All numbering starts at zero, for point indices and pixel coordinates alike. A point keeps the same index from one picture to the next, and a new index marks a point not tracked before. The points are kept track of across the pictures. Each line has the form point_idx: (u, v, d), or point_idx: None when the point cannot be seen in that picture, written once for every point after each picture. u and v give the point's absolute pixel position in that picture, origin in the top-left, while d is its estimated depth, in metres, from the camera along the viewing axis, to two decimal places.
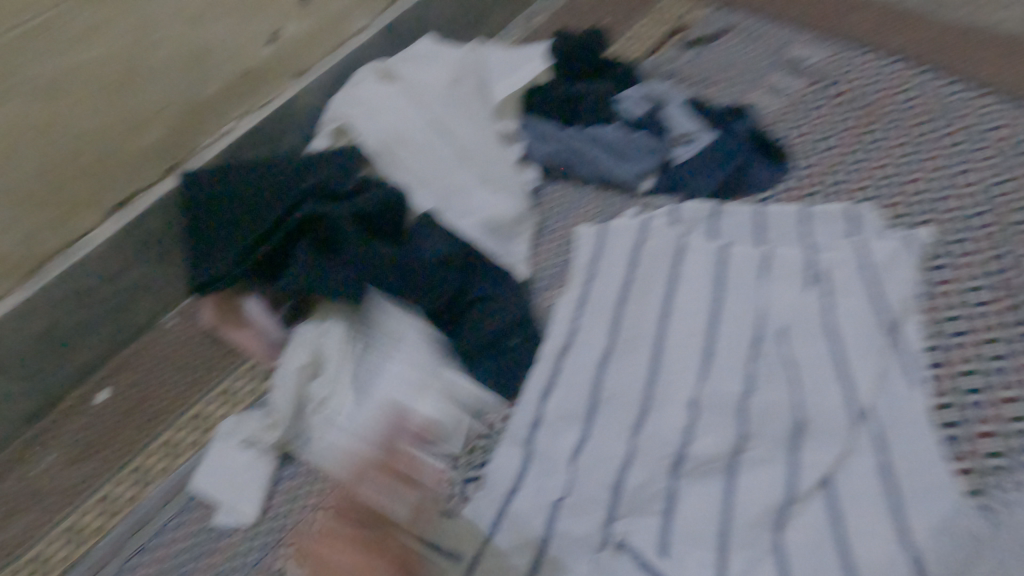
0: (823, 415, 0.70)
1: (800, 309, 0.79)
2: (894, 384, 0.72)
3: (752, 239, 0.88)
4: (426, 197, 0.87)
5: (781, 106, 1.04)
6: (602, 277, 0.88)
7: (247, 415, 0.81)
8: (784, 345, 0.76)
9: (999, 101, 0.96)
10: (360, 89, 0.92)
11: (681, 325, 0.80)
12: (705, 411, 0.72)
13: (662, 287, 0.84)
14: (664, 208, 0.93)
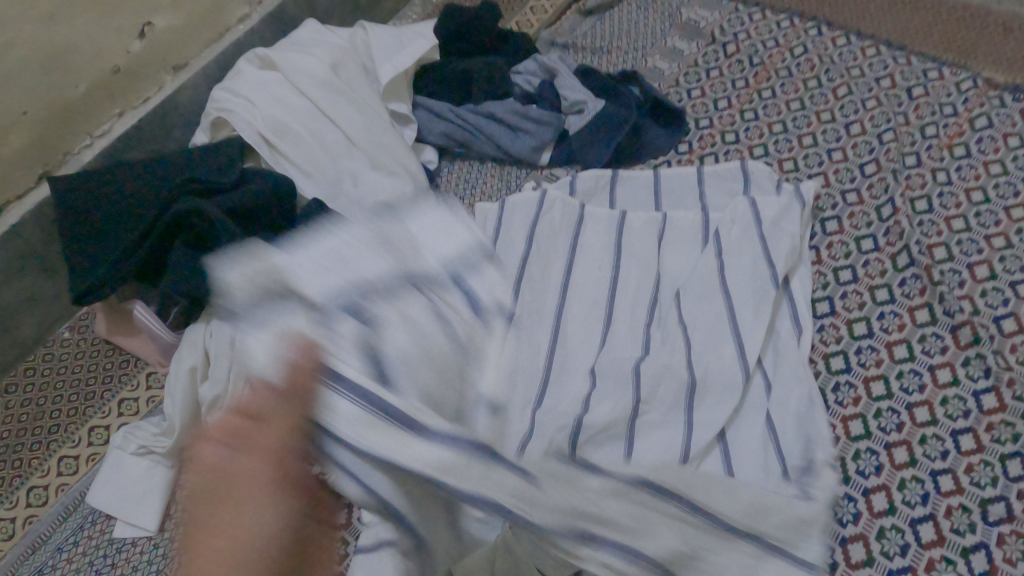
0: (717, 374, 0.70)
1: (696, 269, 0.78)
2: (779, 335, 0.75)
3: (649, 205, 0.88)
4: (313, 186, 0.85)
5: (678, 68, 1.04)
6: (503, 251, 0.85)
7: (141, 424, 0.78)
8: (681, 308, 0.76)
9: (881, 55, 1.00)
10: (239, 78, 0.89)
11: (584, 294, 0.79)
12: (602, 379, 0.69)
13: (562, 258, 0.82)
14: (563, 180, 0.92)
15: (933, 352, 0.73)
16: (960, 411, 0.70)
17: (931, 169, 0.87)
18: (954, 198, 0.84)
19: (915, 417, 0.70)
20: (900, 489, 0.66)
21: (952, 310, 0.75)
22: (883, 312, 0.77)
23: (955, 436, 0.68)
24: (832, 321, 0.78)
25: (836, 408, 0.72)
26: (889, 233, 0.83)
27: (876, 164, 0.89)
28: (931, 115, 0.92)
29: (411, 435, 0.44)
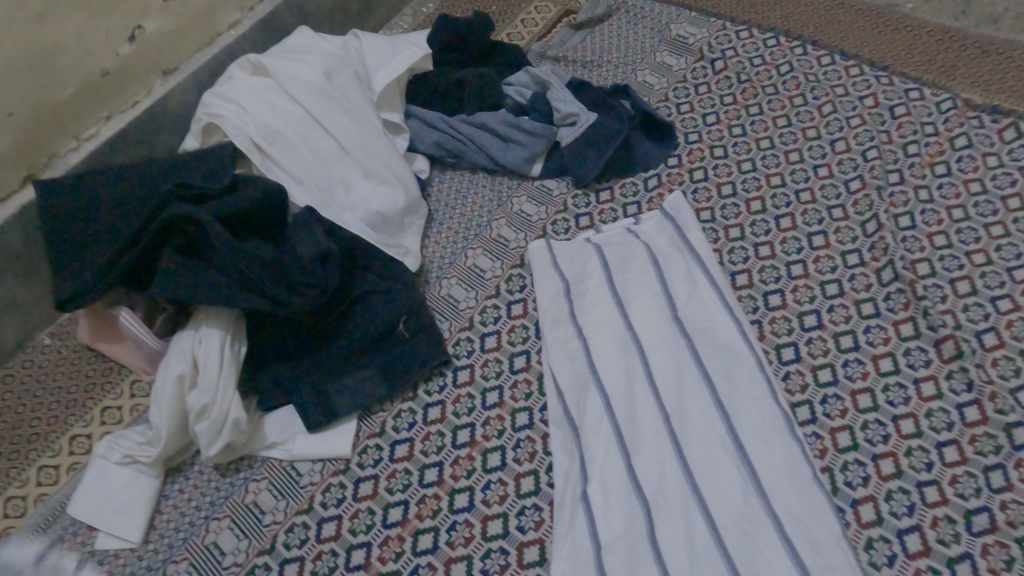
0: (734, 463, 0.68)
1: (688, 304, 0.79)
2: (740, 371, 0.74)
3: (629, 220, 0.90)
4: (304, 194, 0.84)
5: (667, 83, 1.05)
6: (597, 299, 0.81)
7: (125, 433, 0.76)
8: (706, 370, 0.74)
9: (865, 74, 1.02)
10: (231, 85, 0.87)
11: (661, 356, 0.75)
12: (597, 437, 0.72)
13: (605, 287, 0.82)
14: (581, 219, 0.92)
15: (917, 366, 0.75)
16: (945, 423, 0.71)
17: (913, 187, 0.89)
18: (936, 215, 0.86)
19: (901, 429, 0.71)
20: (887, 500, 0.68)
21: (936, 324, 0.77)
22: (868, 326, 0.79)
23: (940, 448, 0.70)
24: (820, 334, 0.79)
25: (824, 420, 0.73)
26: (873, 248, 0.84)
27: (860, 181, 0.91)
28: (913, 134, 0.94)
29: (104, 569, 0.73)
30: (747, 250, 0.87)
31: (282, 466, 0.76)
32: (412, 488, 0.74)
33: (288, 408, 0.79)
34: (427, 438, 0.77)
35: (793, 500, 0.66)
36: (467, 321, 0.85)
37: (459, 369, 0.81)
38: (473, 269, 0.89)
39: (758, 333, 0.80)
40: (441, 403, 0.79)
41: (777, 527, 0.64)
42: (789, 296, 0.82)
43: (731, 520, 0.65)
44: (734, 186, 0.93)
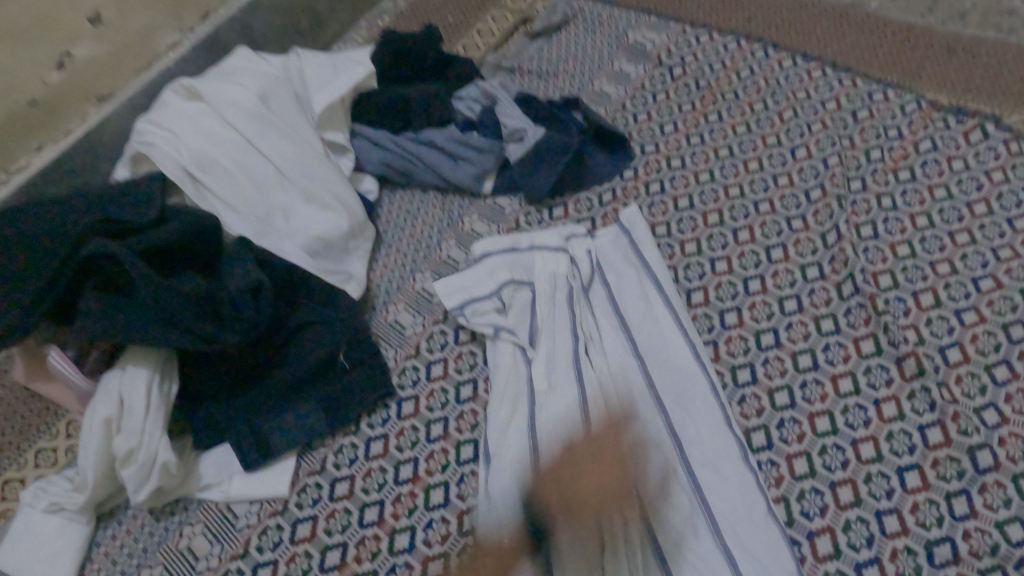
0: (686, 498, 0.65)
1: (642, 328, 0.76)
2: (692, 398, 0.71)
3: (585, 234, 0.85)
4: (240, 223, 0.81)
5: (624, 92, 1.02)
6: (551, 317, 0.77)
7: (54, 479, 0.73)
8: (659, 399, 0.71)
9: (827, 77, 0.99)
10: (164, 111, 0.84)
11: (612, 382, 0.72)
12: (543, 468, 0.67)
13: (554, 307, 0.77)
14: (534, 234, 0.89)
15: (878, 385, 0.72)
16: (907, 447, 0.67)
17: (876, 194, 0.86)
18: (899, 224, 0.83)
19: (861, 453, 0.68)
20: (845, 531, 0.64)
21: (898, 341, 0.74)
22: (827, 343, 0.75)
23: (901, 473, 0.66)
24: (777, 353, 0.76)
25: (780, 445, 0.70)
26: (834, 261, 0.81)
27: (822, 190, 0.87)
28: (876, 139, 0.91)
29: None
30: (704, 265, 0.83)
31: (217, 509, 0.73)
32: (351, 529, 0.70)
33: (225, 447, 0.76)
34: (368, 475, 0.74)
35: (748, 536, 0.63)
36: (413, 349, 0.82)
37: (404, 401, 0.78)
38: (421, 293, 0.86)
39: (713, 354, 0.77)
40: (384, 437, 0.76)
41: (730, 565, 0.62)
42: (746, 313, 0.79)
43: (682, 558, 0.63)
44: (691, 198, 0.90)
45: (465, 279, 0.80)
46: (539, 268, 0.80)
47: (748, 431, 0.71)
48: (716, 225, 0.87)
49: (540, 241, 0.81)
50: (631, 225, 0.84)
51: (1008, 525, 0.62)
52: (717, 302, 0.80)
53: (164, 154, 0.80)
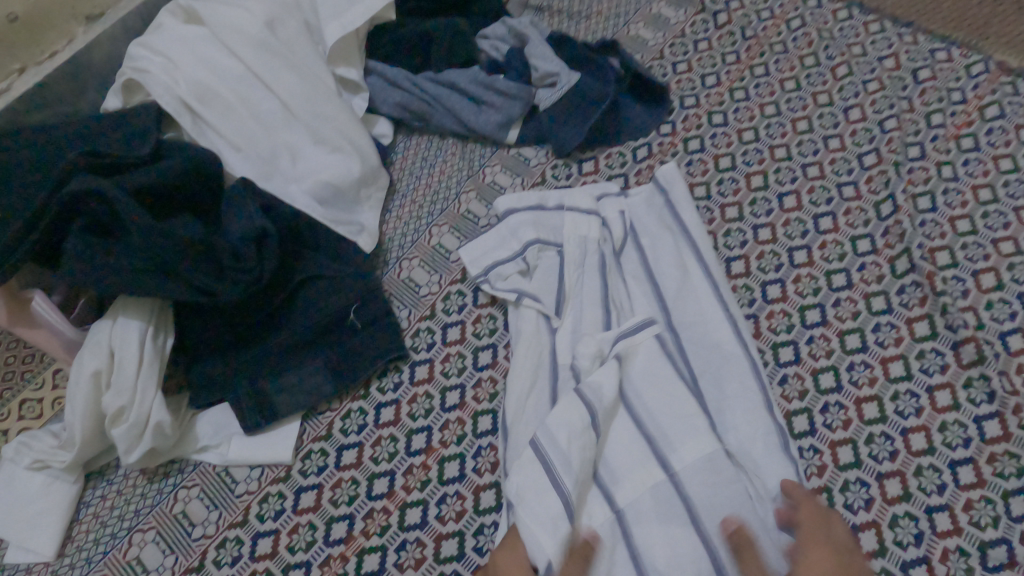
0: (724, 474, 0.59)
1: (678, 295, 0.69)
2: (728, 375, 0.64)
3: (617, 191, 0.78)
4: (242, 163, 0.74)
5: (662, 39, 0.94)
6: (579, 282, 0.71)
7: (38, 434, 0.68)
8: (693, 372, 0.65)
9: (886, 32, 0.90)
10: (160, 34, 0.76)
11: None
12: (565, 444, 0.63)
13: (581, 273, 0.71)
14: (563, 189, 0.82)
15: (932, 371, 0.66)
16: (961, 439, 0.63)
17: (936, 162, 0.79)
18: (961, 196, 0.76)
19: (911, 444, 0.63)
20: (891, 528, 0.60)
21: (956, 325, 0.68)
22: (878, 323, 0.70)
23: (954, 468, 0.62)
24: (823, 332, 0.70)
25: (824, 432, 0.65)
26: (888, 234, 0.75)
27: (876, 156, 0.80)
28: (938, 102, 0.83)
29: None
30: (745, 233, 0.77)
31: (215, 472, 0.68)
32: (359, 501, 0.66)
33: (224, 407, 0.71)
34: (378, 444, 0.69)
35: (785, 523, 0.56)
36: (428, 309, 0.76)
37: (418, 365, 0.73)
38: (438, 249, 0.80)
39: (753, 329, 0.71)
40: (395, 403, 0.71)
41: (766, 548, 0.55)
42: (790, 286, 0.73)
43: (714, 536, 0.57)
44: (733, 159, 0.83)
45: (489, 240, 0.76)
46: (568, 229, 0.73)
47: (790, 415, 0.66)
48: (760, 190, 0.80)
49: (571, 202, 0.76)
50: (667, 183, 0.75)
51: None
52: (759, 274, 0.74)
53: (159, 83, 0.72)
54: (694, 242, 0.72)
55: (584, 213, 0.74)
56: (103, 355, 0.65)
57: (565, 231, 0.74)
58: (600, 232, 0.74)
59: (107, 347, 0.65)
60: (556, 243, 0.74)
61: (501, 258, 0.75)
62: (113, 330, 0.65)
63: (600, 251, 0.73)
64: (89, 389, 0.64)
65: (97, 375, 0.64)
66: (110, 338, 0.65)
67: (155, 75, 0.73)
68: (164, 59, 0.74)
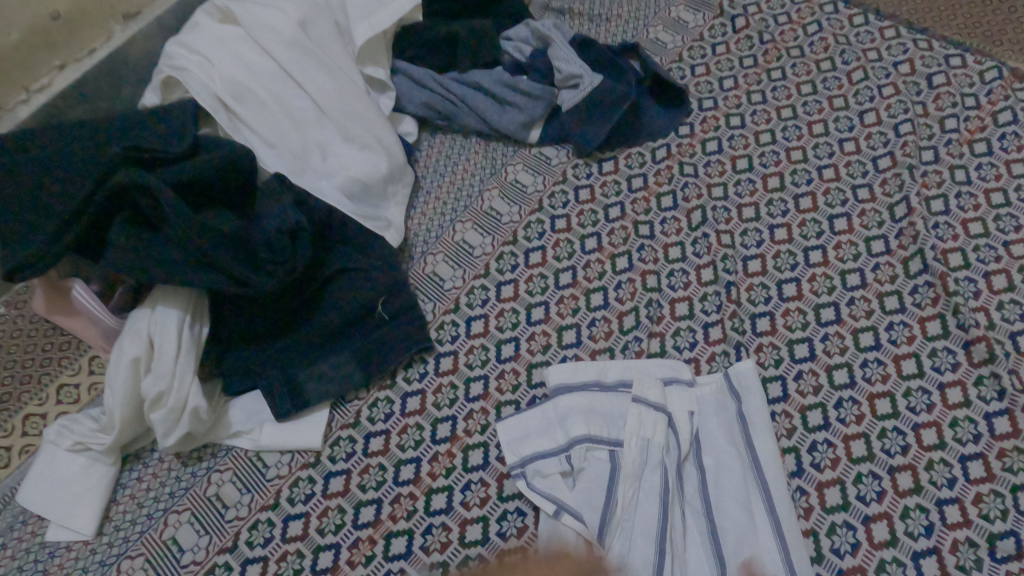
0: None
1: (736, 476, 0.63)
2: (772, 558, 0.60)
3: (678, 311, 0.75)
4: (276, 159, 0.76)
5: (681, 42, 0.96)
6: (633, 501, 0.61)
7: (78, 417, 0.70)
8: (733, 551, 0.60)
9: (900, 37, 0.92)
10: (196, 33, 0.78)
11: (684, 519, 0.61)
12: None
13: (647, 414, 0.65)
14: (584, 189, 0.85)
15: (943, 370, 0.68)
16: (971, 435, 0.65)
17: (949, 166, 0.80)
18: (973, 200, 0.78)
19: (922, 439, 0.65)
20: (902, 519, 0.62)
21: (968, 324, 0.70)
22: (891, 322, 0.72)
23: (964, 462, 0.64)
24: (837, 329, 0.72)
25: (837, 426, 0.67)
26: (902, 235, 0.77)
27: (891, 159, 0.82)
28: (952, 107, 0.85)
29: (46, 563, 0.66)
30: (762, 233, 0.79)
31: (247, 457, 0.71)
32: (386, 486, 0.68)
33: (255, 394, 0.73)
34: (404, 432, 0.71)
35: None
36: (452, 303, 0.78)
37: (443, 356, 0.75)
38: (461, 245, 0.82)
39: (769, 326, 0.73)
40: (420, 393, 0.73)
41: None
42: (805, 285, 0.75)
43: None
44: (750, 160, 0.85)
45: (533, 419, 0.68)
46: (630, 428, 0.64)
47: (805, 409, 0.68)
48: (776, 191, 0.82)
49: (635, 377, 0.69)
50: (742, 389, 0.68)
51: None
52: (775, 273, 0.76)
53: (196, 81, 0.75)
54: (766, 477, 0.64)
55: (652, 408, 0.65)
56: (141, 343, 0.67)
57: (628, 430, 0.64)
58: (666, 436, 0.64)
59: (147, 333, 0.67)
60: (610, 441, 0.64)
61: (544, 448, 0.66)
62: (152, 318, 0.68)
63: (663, 464, 0.63)
64: (128, 375, 0.67)
65: (136, 362, 0.67)
66: (149, 327, 0.68)
67: (192, 73, 0.75)
68: (200, 58, 0.76)
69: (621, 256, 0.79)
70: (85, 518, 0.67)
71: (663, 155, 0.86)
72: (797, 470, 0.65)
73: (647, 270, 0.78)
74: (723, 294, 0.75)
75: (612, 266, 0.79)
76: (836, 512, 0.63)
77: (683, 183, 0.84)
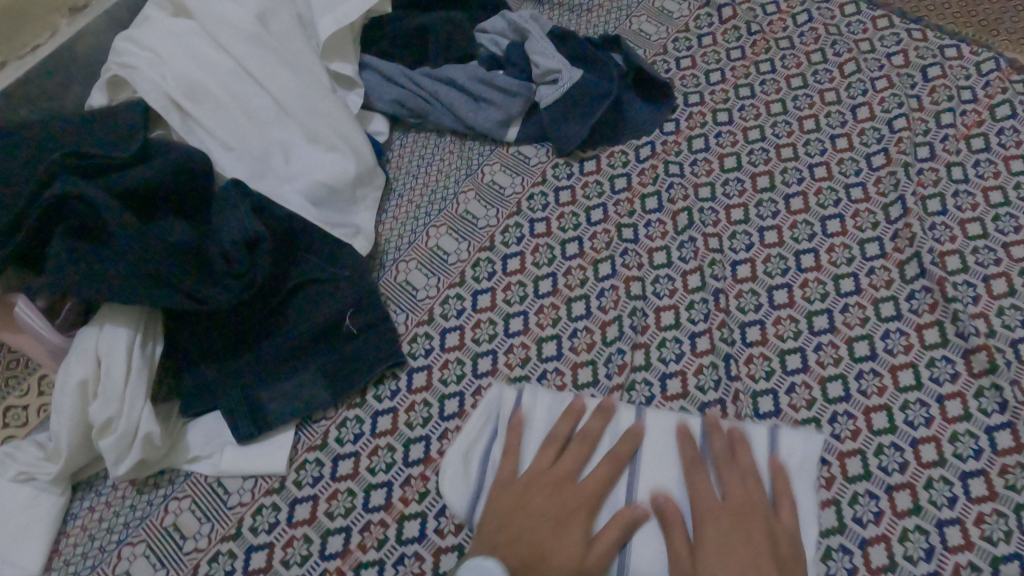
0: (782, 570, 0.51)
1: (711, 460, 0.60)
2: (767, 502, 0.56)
3: (662, 308, 0.72)
4: (234, 163, 0.71)
5: (665, 34, 0.91)
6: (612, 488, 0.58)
7: (22, 444, 0.66)
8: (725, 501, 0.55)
9: (894, 28, 0.88)
10: (145, 29, 0.73)
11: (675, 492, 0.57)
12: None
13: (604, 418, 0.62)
14: (564, 190, 0.80)
15: (942, 380, 0.65)
16: (972, 450, 0.61)
17: (946, 163, 0.77)
18: (971, 199, 0.74)
19: (921, 455, 0.62)
20: (901, 541, 0.58)
21: (967, 332, 0.66)
22: (887, 330, 0.68)
23: (964, 480, 0.60)
24: (831, 339, 0.68)
25: (832, 442, 0.63)
26: (897, 237, 0.73)
27: (885, 156, 0.78)
28: (948, 100, 0.81)
29: None
30: (751, 236, 0.75)
31: (206, 483, 0.66)
32: (356, 513, 0.64)
33: (216, 415, 0.68)
34: (375, 454, 0.67)
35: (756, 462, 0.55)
36: (426, 314, 0.74)
37: (415, 372, 0.71)
38: (435, 251, 0.78)
39: (759, 336, 0.69)
40: (392, 412, 0.69)
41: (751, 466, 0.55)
42: (797, 291, 0.71)
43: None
44: (738, 158, 0.80)
45: (510, 468, 0.54)
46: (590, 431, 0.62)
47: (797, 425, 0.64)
48: (767, 191, 0.78)
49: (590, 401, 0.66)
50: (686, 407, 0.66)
51: None
52: (766, 278, 0.72)
53: (146, 80, 0.70)
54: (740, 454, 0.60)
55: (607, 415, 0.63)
56: (88, 366, 0.63)
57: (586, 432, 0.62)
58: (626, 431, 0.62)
59: (96, 354, 0.63)
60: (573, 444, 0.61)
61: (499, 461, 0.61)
62: (102, 337, 0.63)
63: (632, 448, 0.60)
64: (74, 399, 0.62)
65: (83, 385, 0.62)
66: (98, 347, 0.63)
67: (142, 72, 0.70)
68: (151, 54, 0.71)
69: (604, 261, 0.75)
70: (28, 554, 0.62)
71: (647, 153, 0.82)
72: None
73: (631, 276, 0.74)
74: (711, 301, 0.71)
75: (592, 269, 0.75)
76: (831, 534, 0.59)
77: (668, 184, 0.79)
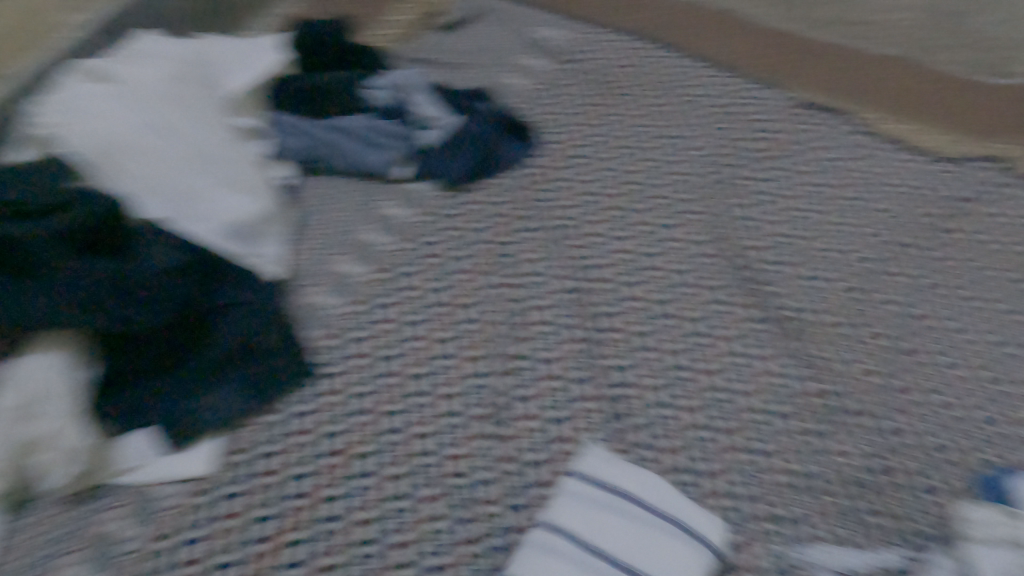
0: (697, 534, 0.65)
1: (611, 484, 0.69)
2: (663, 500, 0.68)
3: (538, 309, 0.85)
4: (154, 205, 0.80)
5: (530, 85, 1.08)
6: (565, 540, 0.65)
7: None
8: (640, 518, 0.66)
9: (709, 77, 1.09)
10: (68, 94, 0.83)
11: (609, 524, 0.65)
12: None
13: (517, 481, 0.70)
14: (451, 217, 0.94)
15: (760, 345, 0.81)
16: (785, 396, 0.77)
17: (754, 180, 0.96)
18: (773, 207, 0.93)
19: (748, 404, 0.76)
20: (738, 471, 0.72)
21: (775, 307, 0.83)
22: (716, 311, 0.84)
23: (781, 419, 0.75)
24: (674, 321, 0.83)
25: (680, 401, 0.77)
26: (721, 239, 0.90)
27: (709, 176, 0.97)
28: (753, 132, 1.02)
29: None
30: (607, 245, 0.91)
31: (138, 491, 0.72)
32: (281, 502, 0.72)
33: (154, 428, 0.74)
34: (295, 450, 0.76)
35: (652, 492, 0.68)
36: (335, 329, 0.84)
37: (328, 378, 0.81)
38: (341, 274, 0.88)
39: (617, 324, 0.84)
40: (309, 414, 0.78)
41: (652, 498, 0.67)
42: (646, 286, 0.87)
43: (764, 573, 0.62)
44: (594, 183, 0.97)
45: None
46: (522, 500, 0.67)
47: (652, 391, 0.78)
48: (618, 208, 0.94)
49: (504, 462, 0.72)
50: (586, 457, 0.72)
51: (866, 458, 0.72)
52: (620, 278, 0.88)
53: (72, 137, 0.80)
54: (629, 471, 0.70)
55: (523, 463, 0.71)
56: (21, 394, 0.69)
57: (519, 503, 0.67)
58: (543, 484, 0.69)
59: (25, 383, 0.69)
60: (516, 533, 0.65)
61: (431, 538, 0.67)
62: (30, 367, 0.70)
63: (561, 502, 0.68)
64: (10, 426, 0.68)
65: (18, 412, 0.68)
66: (26, 376, 0.69)
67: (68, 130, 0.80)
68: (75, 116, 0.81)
69: (488, 274, 0.89)
70: None
71: (518, 184, 0.97)
72: (648, 442, 0.74)
73: (511, 285, 0.87)
74: (577, 300, 0.86)
75: (478, 281, 0.88)
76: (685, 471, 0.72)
77: (538, 208, 0.95)
